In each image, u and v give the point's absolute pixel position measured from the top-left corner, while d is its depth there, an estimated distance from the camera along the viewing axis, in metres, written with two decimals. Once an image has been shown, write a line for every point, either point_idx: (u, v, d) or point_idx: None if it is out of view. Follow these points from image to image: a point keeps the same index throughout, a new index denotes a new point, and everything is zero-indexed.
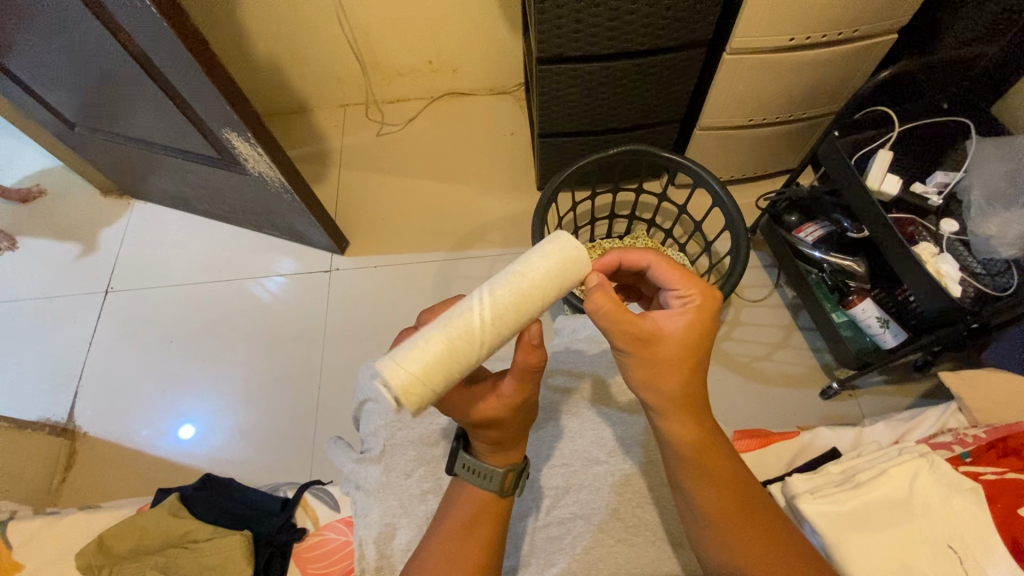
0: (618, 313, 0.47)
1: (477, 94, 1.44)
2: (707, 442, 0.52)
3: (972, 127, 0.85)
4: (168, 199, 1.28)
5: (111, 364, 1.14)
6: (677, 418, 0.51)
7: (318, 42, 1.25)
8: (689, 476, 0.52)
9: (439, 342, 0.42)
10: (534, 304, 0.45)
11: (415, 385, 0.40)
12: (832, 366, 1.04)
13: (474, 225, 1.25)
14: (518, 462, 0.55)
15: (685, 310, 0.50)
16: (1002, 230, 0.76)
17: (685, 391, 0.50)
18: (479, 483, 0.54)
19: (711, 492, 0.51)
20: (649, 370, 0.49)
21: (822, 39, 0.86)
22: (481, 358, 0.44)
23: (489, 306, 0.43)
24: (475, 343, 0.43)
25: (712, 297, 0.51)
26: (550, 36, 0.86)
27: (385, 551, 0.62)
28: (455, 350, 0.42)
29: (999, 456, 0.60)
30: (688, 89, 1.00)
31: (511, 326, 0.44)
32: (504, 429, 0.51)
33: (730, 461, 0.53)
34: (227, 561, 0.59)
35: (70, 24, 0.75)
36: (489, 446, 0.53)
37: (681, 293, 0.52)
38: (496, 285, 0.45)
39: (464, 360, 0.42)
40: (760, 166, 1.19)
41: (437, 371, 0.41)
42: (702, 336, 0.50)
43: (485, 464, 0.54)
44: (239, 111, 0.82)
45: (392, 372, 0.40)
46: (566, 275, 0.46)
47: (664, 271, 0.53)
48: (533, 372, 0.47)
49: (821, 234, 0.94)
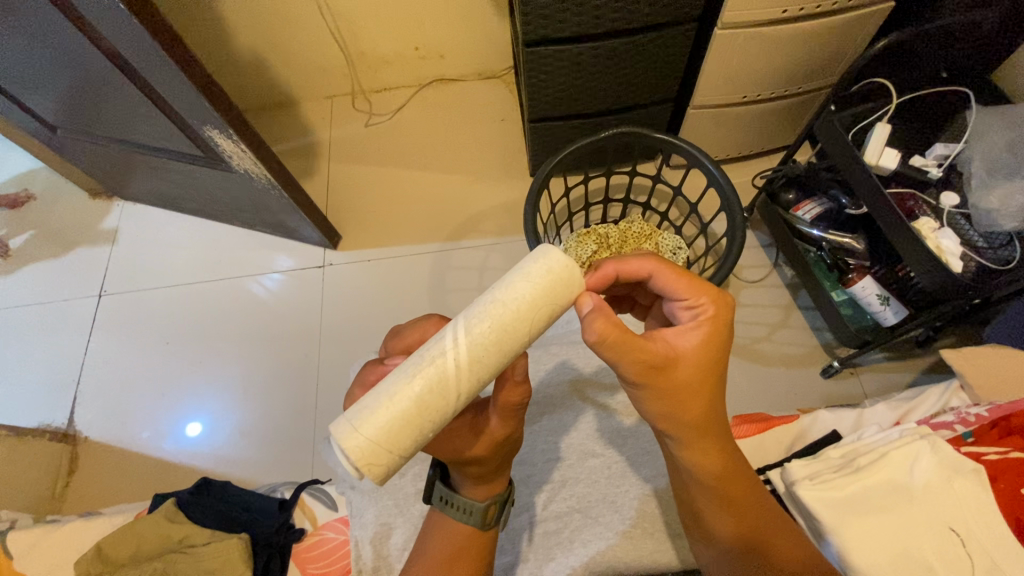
0: (621, 340, 0.43)
1: (465, 80, 1.41)
2: (726, 466, 0.52)
3: (972, 97, 0.83)
4: (157, 199, 1.26)
5: (109, 368, 1.13)
6: (698, 446, 0.51)
7: (301, 32, 1.22)
8: (711, 502, 0.52)
9: (404, 400, 0.40)
10: (516, 341, 0.42)
11: (378, 452, 0.40)
12: (832, 345, 1.03)
13: (468, 215, 1.24)
14: (500, 494, 0.55)
15: (697, 326, 0.49)
16: (1005, 201, 0.74)
17: (706, 416, 0.49)
18: (459, 517, 0.54)
19: (722, 508, 0.52)
20: (663, 397, 0.48)
21: (816, 10, 0.83)
22: (457, 407, 0.42)
23: (461, 351, 0.41)
24: (445, 395, 0.41)
25: (724, 305, 0.50)
26: (536, 17, 0.83)
27: (381, 551, 0.65)
28: (424, 407, 0.40)
29: (1002, 435, 0.58)
30: (680, 66, 0.97)
31: (486, 370, 0.42)
32: (489, 464, 0.51)
33: (744, 471, 0.53)
34: (226, 564, 0.58)
35: (40, 26, 0.73)
36: (467, 477, 0.53)
37: (691, 304, 0.50)
38: (470, 324, 0.41)
39: (433, 413, 0.41)
40: (757, 144, 1.17)
41: (405, 433, 0.40)
42: (717, 349, 0.49)
43: (464, 498, 0.54)
44: (219, 108, 0.80)
45: (351, 441, 0.39)
46: (552, 301, 0.42)
47: (670, 280, 0.50)
48: (516, 409, 0.48)
49: (819, 211, 0.91)
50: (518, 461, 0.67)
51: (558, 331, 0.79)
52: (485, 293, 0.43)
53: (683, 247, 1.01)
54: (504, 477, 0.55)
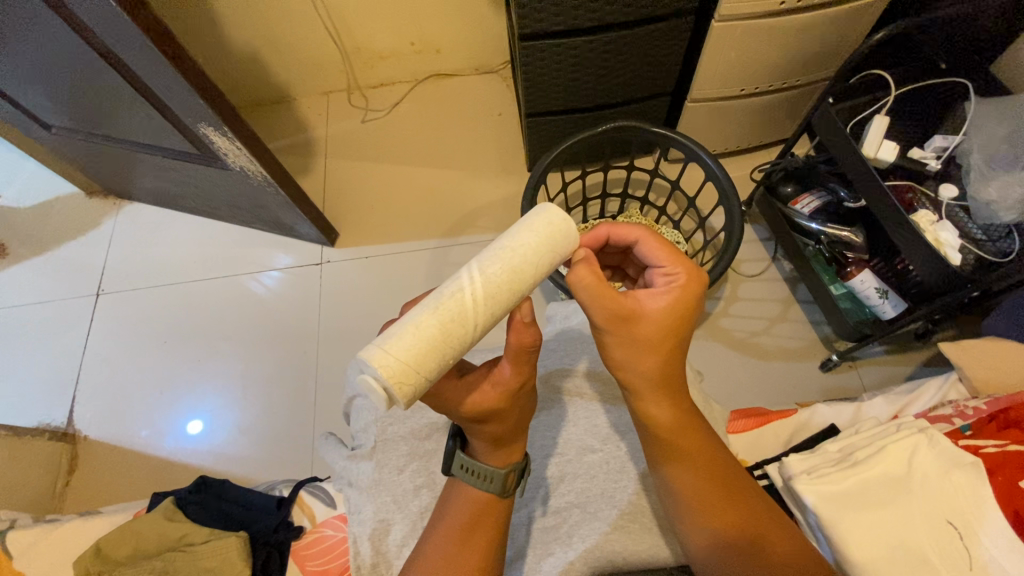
0: (598, 287, 0.46)
1: (462, 74, 1.40)
2: (682, 423, 0.52)
3: (970, 88, 0.82)
4: (153, 197, 1.25)
5: (108, 366, 1.13)
6: (654, 400, 0.51)
7: (296, 28, 1.21)
8: (670, 462, 0.52)
9: (433, 328, 0.40)
10: (525, 281, 0.43)
11: (407, 373, 0.39)
12: (831, 338, 1.03)
13: (466, 210, 1.23)
14: (519, 461, 0.54)
15: (667, 292, 0.49)
16: (1003, 194, 0.73)
17: (665, 371, 0.50)
18: (478, 485, 0.53)
19: (688, 472, 0.51)
20: (628, 349, 0.48)
21: (813, 2, 0.82)
22: (474, 340, 0.43)
23: (480, 285, 0.42)
24: (464, 325, 0.41)
25: (697, 279, 0.50)
26: (531, 10, 0.82)
27: (380, 547, 0.61)
28: (447, 335, 0.41)
29: (1000, 428, 0.59)
30: (677, 60, 0.97)
31: (500, 309, 0.43)
32: (505, 421, 0.49)
33: (712, 444, 0.53)
34: (225, 562, 0.58)
35: (33, 25, 0.73)
36: (486, 443, 0.52)
37: (668, 272, 0.50)
38: (486, 262, 0.43)
39: (455, 341, 0.41)
40: (756, 137, 1.17)
41: (430, 357, 0.40)
42: (685, 316, 0.49)
43: (485, 466, 0.53)
44: (212, 104, 0.79)
45: (382, 362, 0.39)
46: (558, 248, 0.44)
47: (651, 246, 0.52)
48: (530, 352, 0.46)
49: (818, 205, 0.91)
50: None
51: (555, 326, 0.78)
52: (495, 238, 0.45)
53: (681, 242, 1.00)
54: (521, 444, 0.54)
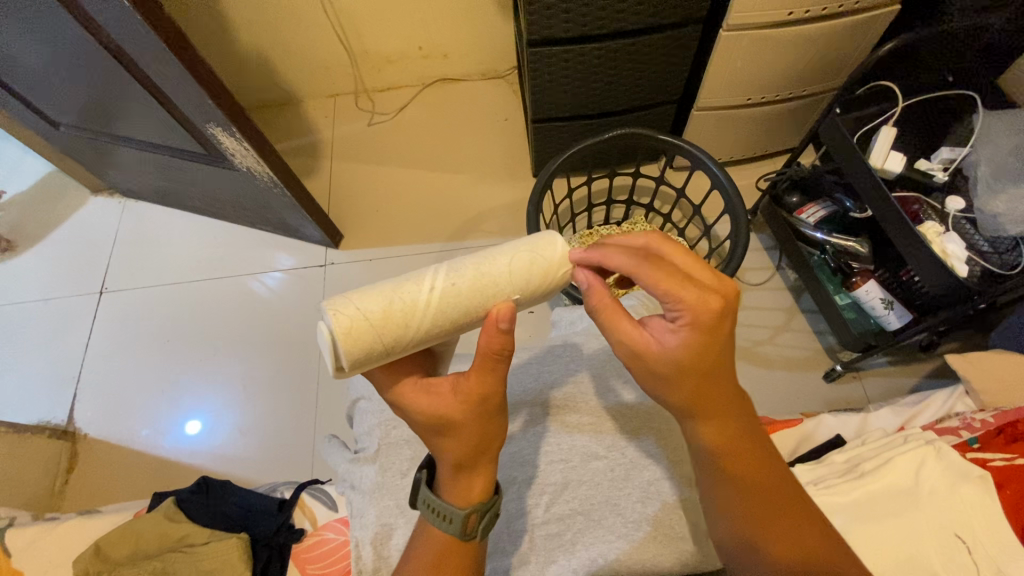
0: (611, 317, 0.47)
1: (469, 79, 1.41)
2: (739, 447, 0.50)
3: (979, 100, 0.82)
4: (159, 196, 1.26)
5: (109, 364, 1.13)
6: (712, 425, 0.50)
7: (306, 30, 1.22)
8: (727, 484, 0.50)
9: (399, 303, 0.45)
10: (491, 277, 0.47)
11: (355, 318, 0.44)
12: (836, 349, 1.02)
13: (469, 215, 1.23)
14: (483, 502, 0.50)
15: (678, 329, 0.45)
16: (1009, 206, 0.74)
17: (713, 397, 0.49)
18: (440, 525, 0.50)
19: (742, 496, 0.50)
20: (658, 382, 0.48)
21: (821, 13, 0.83)
22: (427, 318, 0.46)
23: (448, 271, 0.47)
24: (418, 295, 0.46)
25: (707, 310, 0.44)
26: (540, 16, 0.83)
27: (382, 552, 0.60)
28: (401, 299, 0.45)
29: (1008, 441, 0.59)
30: (684, 68, 0.97)
31: (464, 313, 0.47)
32: (461, 439, 0.47)
33: (769, 468, 0.51)
34: (225, 564, 0.58)
35: (46, 25, 0.73)
36: (450, 469, 0.49)
37: (674, 306, 0.44)
38: (463, 261, 0.49)
39: (409, 318, 0.45)
40: (762, 147, 1.17)
41: (380, 311, 0.44)
42: (707, 350, 0.46)
43: (446, 505, 0.49)
44: (221, 104, 0.79)
45: (338, 303, 0.45)
46: (531, 260, 0.48)
47: (648, 283, 0.44)
48: (497, 359, 0.45)
49: (823, 214, 0.92)
50: (521, 462, 0.65)
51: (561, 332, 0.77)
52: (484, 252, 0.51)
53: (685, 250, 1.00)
54: (487, 480, 0.50)
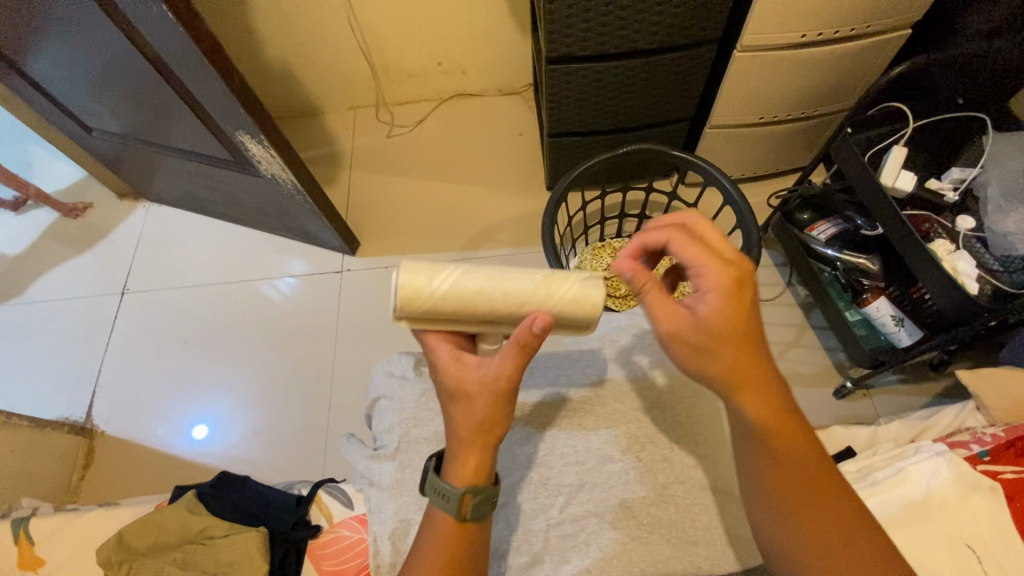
0: (657, 299, 0.50)
1: (486, 94, 1.44)
2: (783, 420, 0.49)
3: (988, 123, 0.84)
4: (182, 201, 1.29)
5: (127, 363, 1.16)
6: (754, 395, 0.49)
7: (330, 44, 1.26)
8: (769, 462, 0.49)
9: (428, 277, 0.50)
10: (519, 283, 0.51)
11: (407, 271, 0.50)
12: (846, 365, 1.03)
13: (483, 225, 1.26)
14: (479, 485, 0.50)
15: (705, 293, 0.48)
16: (1020, 226, 0.76)
17: (752, 365, 0.49)
18: (439, 505, 0.51)
19: (786, 473, 0.49)
20: (697, 355, 0.49)
21: (833, 35, 0.85)
22: (455, 291, 0.50)
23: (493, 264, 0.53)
24: (456, 271, 0.51)
25: (729, 274, 0.48)
26: (560, 35, 0.86)
27: (399, 546, 0.61)
28: (444, 268, 0.51)
29: (1017, 455, 0.60)
30: (699, 86, 1.00)
31: (480, 296, 0.50)
32: (471, 409, 0.50)
33: (811, 441, 0.50)
34: (244, 557, 0.61)
35: (91, 35, 0.77)
36: (456, 446, 0.51)
37: (698, 269, 0.49)
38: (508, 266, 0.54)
39: (441, 284, 0.50)
40: (773, 164, 1.19)
41: (427, 271, 0.51)
42: (735, 315, 0.48)
43: (446, 484, 0.50)
44: (251, 112, 0.82)
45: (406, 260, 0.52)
46: (559, 282, 0.52)
47: (681, 244, 0.50)
48: (524, 350, 0.48)
49: (834, 232, 0.93)
50: (536, 464, 0.66)
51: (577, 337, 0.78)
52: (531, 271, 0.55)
53: None
54: (490, 465, 0.51)
